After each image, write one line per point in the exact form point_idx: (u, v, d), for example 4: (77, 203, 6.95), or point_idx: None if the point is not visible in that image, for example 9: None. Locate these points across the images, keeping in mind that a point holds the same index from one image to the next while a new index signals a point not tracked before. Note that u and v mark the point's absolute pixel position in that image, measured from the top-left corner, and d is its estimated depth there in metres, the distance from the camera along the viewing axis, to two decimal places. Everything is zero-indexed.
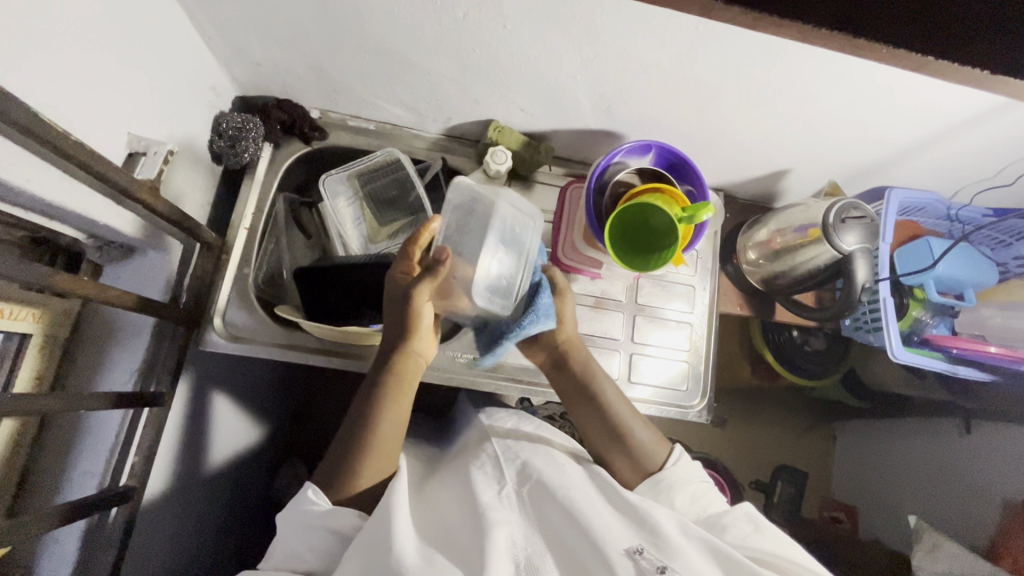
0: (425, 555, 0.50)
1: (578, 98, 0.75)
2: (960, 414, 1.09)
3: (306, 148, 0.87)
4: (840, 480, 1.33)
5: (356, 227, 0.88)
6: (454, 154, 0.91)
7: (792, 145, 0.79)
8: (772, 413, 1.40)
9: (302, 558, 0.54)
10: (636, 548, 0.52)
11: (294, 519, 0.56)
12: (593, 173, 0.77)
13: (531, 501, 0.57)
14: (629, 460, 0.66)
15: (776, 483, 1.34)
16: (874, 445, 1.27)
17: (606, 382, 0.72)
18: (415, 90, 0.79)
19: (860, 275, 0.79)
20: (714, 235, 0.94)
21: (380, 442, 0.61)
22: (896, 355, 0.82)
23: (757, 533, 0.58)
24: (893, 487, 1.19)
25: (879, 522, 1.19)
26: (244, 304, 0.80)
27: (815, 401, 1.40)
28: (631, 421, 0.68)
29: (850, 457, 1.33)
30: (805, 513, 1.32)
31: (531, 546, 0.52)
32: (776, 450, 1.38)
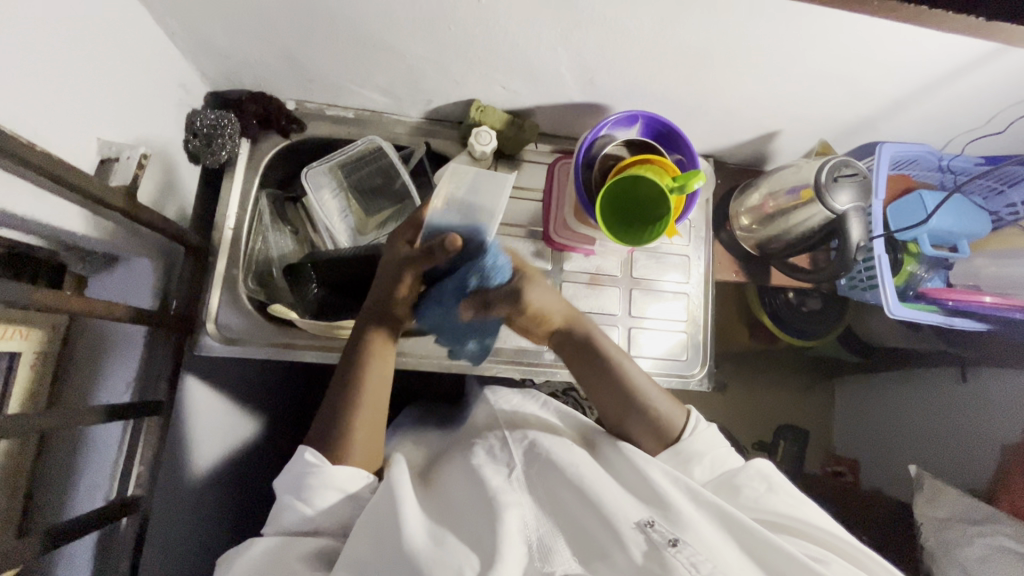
0: (435, 535, 0.51)
1: (560, 71, 0.73)
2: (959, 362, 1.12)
3: (285, 142, 0.85)
4: (841, 434, 1.37)
5: (343, 219, 0.86)
6: (437, 137, 0.88)
7: (782, 105, 0.78)
8: (772, 374, 1.42)
9: (309, 519, 0.55)
10: (647, 520, 0.52)
11: (298, 484, 0.55)
12: (580, 148, 0.75)
13: (541, 483, 0.58)
14: (652, 428, 0.65)
15: (778, 443, 1.37)
16: (877, 400, 1.30)
17: (617, 352, 0.69)
18: (392, 72, 0.76)
19: (854, 233, 0.77)
20: (706, 203, 0.93)
21: (370, 401, 0.61)
22: (893, 313, 0.80)
23: (769, 492, 0.59)
24: (893, 438, 1.24)
25: (880, 474, 1.24)
26: (236, 305, 0.78)
27: (814, 360, 1.42)
28: (651, 391, 0.66)
29: (849, 412, 1.36)
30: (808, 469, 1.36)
31: (542, 527, 0.53)
32: (777, 410, 1.40)
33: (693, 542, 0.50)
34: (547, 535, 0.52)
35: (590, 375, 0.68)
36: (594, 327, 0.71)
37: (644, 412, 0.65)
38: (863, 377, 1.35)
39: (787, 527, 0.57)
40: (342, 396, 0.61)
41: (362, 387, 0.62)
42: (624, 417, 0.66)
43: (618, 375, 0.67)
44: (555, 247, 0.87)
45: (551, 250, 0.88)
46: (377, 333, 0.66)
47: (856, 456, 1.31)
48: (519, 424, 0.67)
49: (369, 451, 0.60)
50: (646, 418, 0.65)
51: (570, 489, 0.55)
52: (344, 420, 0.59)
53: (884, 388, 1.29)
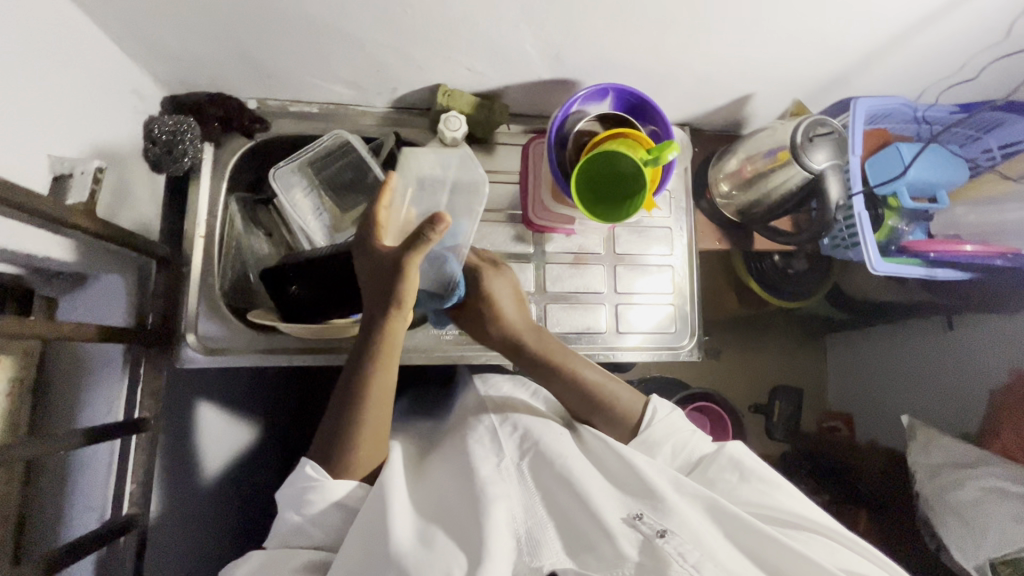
0: (425, 528, 0.52)
1: (525, 48, 0.71)
2: (943, 312, 1.18)
3: (250, 143, 0.82)
4: (835, 391, 1.42)
5: (318, 218, 0.84)
6: (406, 126, 0.86)
7: (753, 67, 0.76)
8: (766, 337, 1.43)
9: (309, 533, 0.55)
10: (634, 514, 0.53)
11: (298, 500, 0.55)
12: (552, 126, 0.74)
13: (531, 473, 0.58)
14: (612, 421, 0.67)
15: (774, 404, 1.39)
16: (867, 356, 1.35)
17: (567, 355, 0.73)
18: (352, 62, 0.74)
19: (833, 193, 0.77)
20: (684, 172, 0.92)
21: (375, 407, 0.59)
22: (876, 269, 0.80)
23: (743, 482, 0.59)
24: (886, 390, 1.30)
25: (875, 425, 1.31)
26: (215, 314, 0.76)
27: (805, 320, 1.44)
28: (604, 385, 0.69)
29: (841, 369, 1.41)
30: (805, 426, 1.41)
31: (531, 520, 0.53)
32: (773, 371, 1.42)
33: (679, 530, 0.50)
34: (536, 527, 0.53)
35: (547, 378, 0.72)
36: (545, 333, 0.75)
37: (600, 406, 0.68)
38: (853, 334, 1.39)
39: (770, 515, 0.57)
40: (348, 402, 0.60)
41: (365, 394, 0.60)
42: (588, 415, 0.69)
43: (569, 375, 0.71)
44: (536, 230, 0.86)
45: (531, 233, 0.87)
46: (382, 335, 0.61)
47: (850, 411, 1.38)
48: (506, 410, 0.67)
49: (376, 454, 0.60)
50: (603, 412, 0.68)
51: (558, 482, 0.56)
52: (349, 431, 0.58)
53: (875, 342, 1.33)
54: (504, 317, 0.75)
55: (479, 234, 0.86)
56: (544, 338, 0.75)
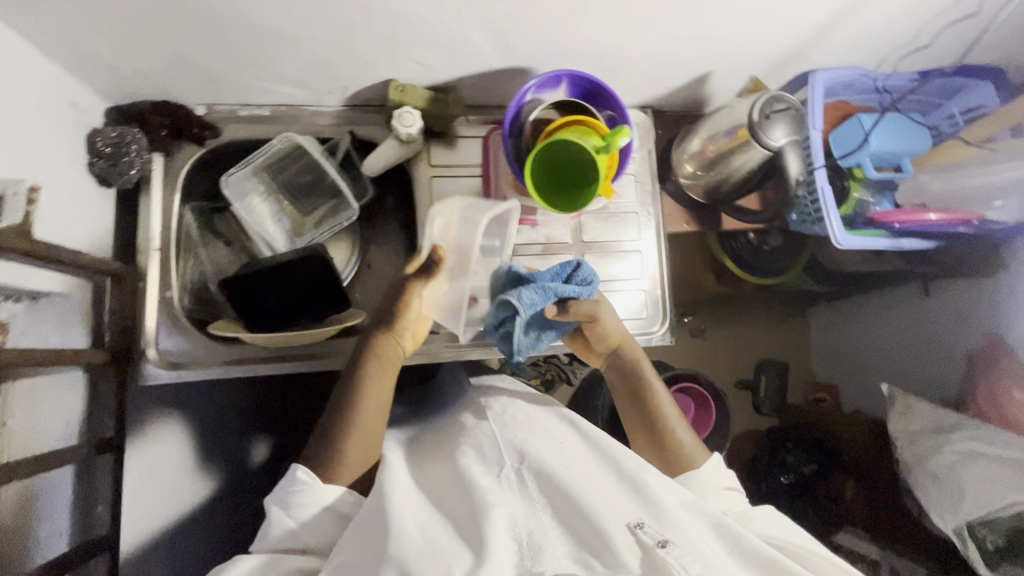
0: (424, 536, 0.52)
1: (473, 38, 0.69)
2: (920, 278, 1.18)
3: (202, 151, 0.80)
4: (821, 361, 1.41)
5: (278, 223, 0.83)
6: (362, 124, 0.84)
7: (707, 45, 0.75)
8: (750, 313, 1.43)
9: (297, 536, 0.57)
10: (637, 521, 0.52)
11: (286, 499, 0.59)
12: (506, 117, 0.72)
13: (531, 479, 0.58)
14: (668, 456, 0.69)
15: (761, 378, 1.40)
16: (848, 327, 1.35)
17: (656, 386, 0.74)
18: (296, 61, 0.72)
19: (793, 169, 0.77)
20: (649, 155, 0.91)
21: (364, 411, 0.66)
22: (839, 242, 0.79)
23: (780, 528, 0.62)
24: (866, 360, 1.29)
25: (858, 395, 1.31)
26: (175, 328, 0.74)
27: (788, 295, 1.44)
28: (676, 424, 0.71)
29: (824, 339, 1.41)
30: (791, 399, 1.41)
31: (531, 524, 0.53)
32: (759, 346, 1.43)
33: (681, 541, 0.51)
34: (536, 531, 0.52)
35: (626, 401, 0.75)
36: (643, 357, 0.76)
37: (664, 440, 0.70)
38: (836, 305, 1.39)
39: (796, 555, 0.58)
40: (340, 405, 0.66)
41: (359, 400, 0.66)
42: (653, 442, 0.71)
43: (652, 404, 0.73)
44: None
45: None
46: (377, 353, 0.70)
47: (834, 380, 1.38)
48: (508, 415, 0.67)
49: (368, 461, 0.65)
50: (664, 444, 0.70)
51: (556, 490, 0.55)
52: (341, 432, 0.64)
53: (854, 313, 1.34)
54: (611, 330, 0.75)
55: None
56: (640, 362, 0.76)
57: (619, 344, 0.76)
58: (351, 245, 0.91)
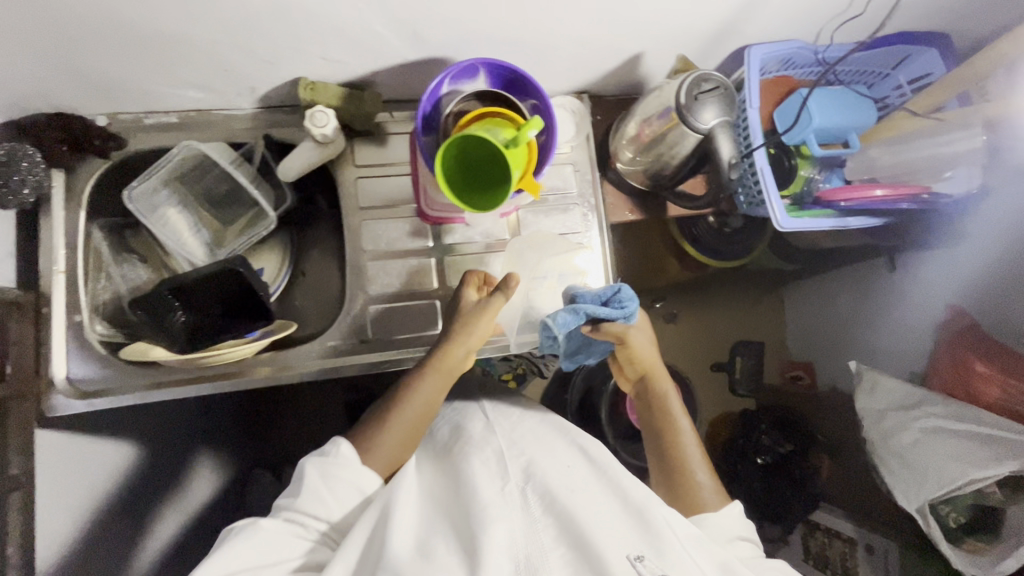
0: (422, 552, 0.53)
1: (377, 30, 0.65)
2: (886, 252, 1.19)
3: (108, 164, 0.76)
4: (795, 339, 1.40)
5: (196, 235, 0.79)
6: (279, 126, 0.80)
7: (632, 24, 0.71)
8: (722, 294, 1.41)
9: (325, 506, 0.59)
10: (637, 555, 0.52)
11: (326, 468, 0.61)
12: (420, 108, 0.68)
13: (533, 500, 0.57)
14: (683, 495, 0.71)
15: (736, 359, 1.37)
16: (819, 303, 1.34)
17: (682, 422, 0.76)
18: (192, 64, 0.67)
19: (725, 153, 0.72)
20: (587, 143, 0.87)
21: (411, 409, 0.68)
22: (782, 225, 0.76)
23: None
24: (835, 336, 1.29)
25: (835, 372, 1.28)
26: (87, 354, 0.71)
27: (761, 274, 1.41)
28: (696, 464, 0.73)
29: (797, 318, 1.39)
30: (768, 379, 1.40)
31: (529, 547, 0.53)
32: (732, 328, 1.41)
33: None
34: (536, 552, 0.52)
35: (652, 430, 0.77)
36: (672, 391, 0.78)
37: (683, 477, 0.72)
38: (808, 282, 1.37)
39: None
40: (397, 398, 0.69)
41: (412, 395, 0.69)
42: (671, 476, 0.73)
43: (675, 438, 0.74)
44: (433, 221, 0.81)
45: (429, 226, 0.82)
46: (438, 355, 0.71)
47: (810, 358, 1.35)
48: (515, 437, 0.68)
49: (401, 454, 0.68)
50: (683, 482, 0.71)
51: (557, 514, 0.55)
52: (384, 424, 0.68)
53: (823, 290, 1.33)
54: (642, 357, 0.77)
55: (374, 234, 0.81)
56: (669, 395, 0.78)
57: (652, 373, 0.78)
58: (283, 253, 0.88)
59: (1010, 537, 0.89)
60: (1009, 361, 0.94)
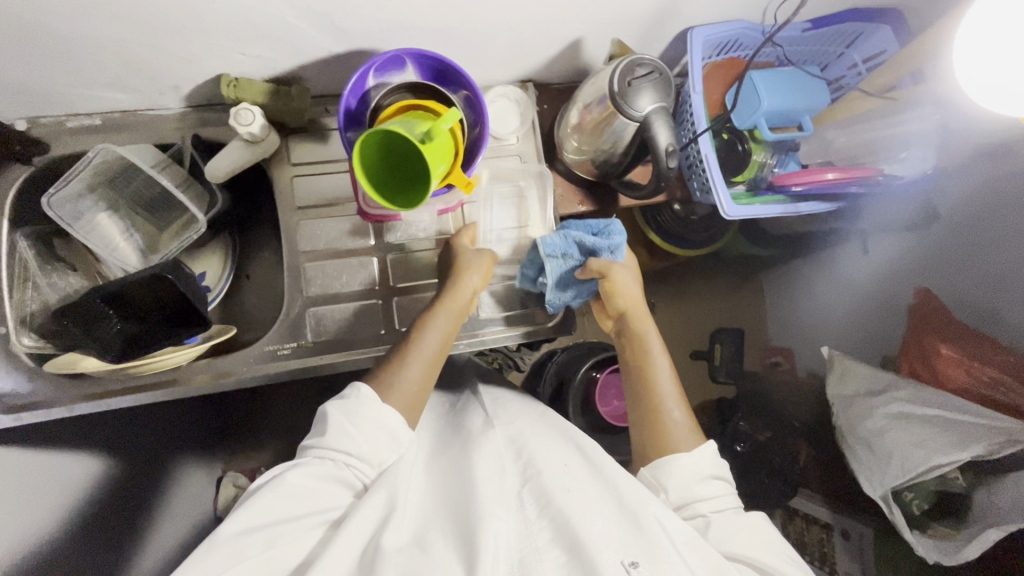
0: (420, 545, 0.53)
1: (291, 23, 0.62)
2: (857, 235, 1.16)
3: (31, 169, 0.72)
4: (774, 326, 1.38)
5: (129, 240, 0.77)
6: (209, 125, 0.77)
7: (563, 9, 0.68)
8: (699, 284, 1.39)
9: (353, 449, 0.58)
10: (631, 561, 0.52)
11: (349, 408, 0.60)
12: (342, 100, 0.65)
13: (530, 503, 0.58)
14: (654, 435, 0.69)
15: (715, 347, 1.31)
16: (798, 289, 1.32)
17: (660, 360, 0.74)
18: (102, 64, 0.64)
19: (662, 140, 0.68)
20: (533, 132, 0.85)
21: (424, 350, 0.66)
22: (729, 214, 0.74)
23: (785, 564, 0.60)
24: (816, 322, 1.28)
25: (812, 356, 1.28)
26: (16, 366, 0.70)
27: (740, 260, 1.39)
28: (671, 404, 0.71)
29: (776, 303, 1.38)
30: (748, 365, 1.38)
31: (523, 551, 0.53)
32: (709, 317, 1.39)
33: None
34: (531, 553, 0.53)
35: (629, 366, 0.75)
36: (651, 330, 0.75)
37: (655, 416, 0.70)
38: (786, 267, 1.35)
39: None
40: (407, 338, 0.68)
41: (421, 341, 0.67)
42: (644, 414, 0.71)
43: (650, 378, 0.72)
44: (373, 220, 0.78)
45: (370, 224, 0.80)
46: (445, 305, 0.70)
47: (788, 344, 1.34)
48: (517, 434, 0.68)
49: (417, 398, 0.65)
50: (655, 421, 0.70)
51: (553, 518, 0.55)
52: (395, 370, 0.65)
53: (803, 276, 1.31)
54: (626, 296, 0.75)
55: (312, 233, 0.79)
56: (647, 335, 0.75)
57: (632, 313, 0.76)
58: (224, 255, 0.86)
59: (975, 521, 0.87)
60: (972, 339, 0.93)
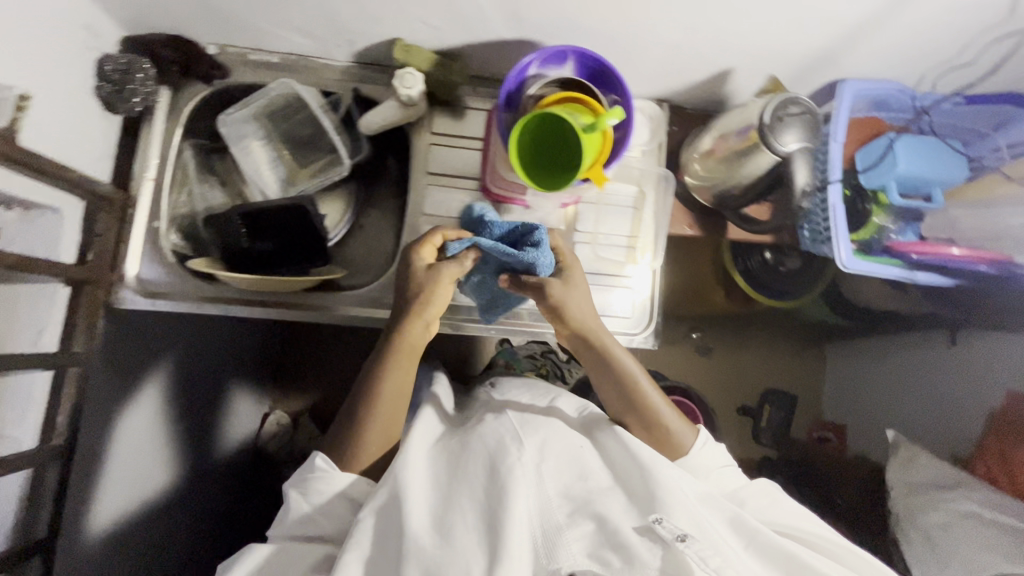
0: (443, 531, 0.53)
1: (479, 4, 0.67)
2: (948, 326, 1.11)
3: (208, 90, 0.82)
4: (829, 399, 1.33)
5: (274, 169, 0.84)
6: (368, 83, 0.84)
7: (726, 38, 0.71)
8: (761, 339, 1.36)
9: (316, 521, 0.58)
10: (655, 518, 0.54)
11: (305, 486, 0.60)
12: (502, 90, 0.71)
13: (547, 476, 0.57)
14: (657, 440, 0.66)
15: (764, 408, 1.35)
16: (863, 365, 1.28)
17: (633, 368, 0.68)
18: (303, 9, 0.71)
19: (798, 178, 0.74)
20: (657, 149, 0.87)
21: (384, 407, 0.65)
22: (846, 267, 0.74)
23: (773, 505, 0.64)
24: (880, 402, 1.22)
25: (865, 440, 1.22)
26: (159, 258, 0.77)
27: (802, 324, 1.36)
28: (659, 406, 0.67)
29: (837, 379, 1.33)
30: (794, 434, 1.34)
31: (549, 520, 0.54)
32: (765, 374, 1.36)
33: (701, 537, 0.53)
34: (554, 528, 0.53)
35: (600, 381, 0.69)
36: (609, 337, 0.70)
37: (650, 426, 0.66)
38: (855, 344, 1.31)
39: (797, 534, 0.62)
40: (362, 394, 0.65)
41: (382, 392, 0.65)
42: (632, 426, 0.67)
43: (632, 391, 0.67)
44: (493, 199, 0.83)
45: (489, 202, 0.84)
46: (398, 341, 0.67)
47: (843, 421, 1.29)
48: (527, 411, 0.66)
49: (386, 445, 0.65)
50: (652, 433, 0.66)
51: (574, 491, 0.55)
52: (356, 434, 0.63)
53: (874, 354, 1.27)
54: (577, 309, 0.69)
55: (434, 201, 0.83)
56: (608, 344, 0.69)
57: (588, 325, 0.69)
58: (346, 203, 0.92)
59: None
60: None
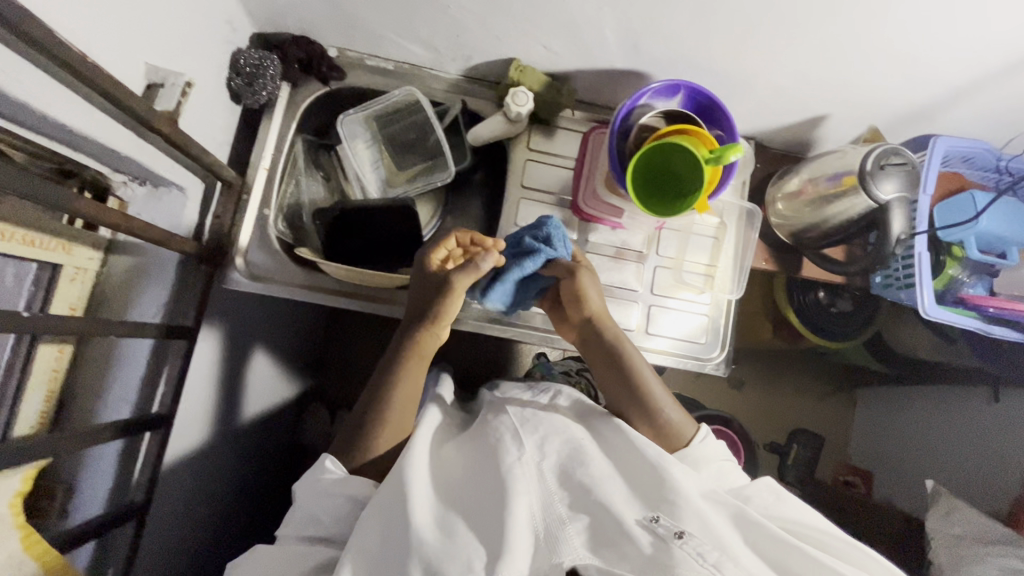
0: (444, 526, 0.52)
1: (604, 34, 0.71)
2: (990, 382, 1.11)
3: (325, 90, 0.85)
4: (858, 445, 1.34)
5: (375, 169, 0.88)
6: (474, 96, 0.88)
7: (831, 86, 0.75)
8: (795, 377, 1.38)
9: (321, 522, 0.57)
10: (650, 517, 0.53)
11: (314, 486, 0.59)
12: (616, 117, 0.73)
13: (552, 475, 0.57)
14: (658, 432, 0.68)
15: (793, 445, 1.34)
16: (895, 416, 1.28)
17: (640, 362, 0.71)
18: (433, 24, 0.76)
19: (895, 225, 0.77)
20: (742, 185, 0.90)
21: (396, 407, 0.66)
22: (927, 314, 0.77)
23: (777, 501, 0.60)
24: (919, 453, 1.19)
25: (896, 488, 1.23)
26: (264, 244, 0.80)
27: (835, 366, 1.37)
28: (661, 398, 0.69)
29: (868, 425, 1.33)
30: (818, 475, 1.34)
31: (553, 516, 0.53)
32: (792, 414, 1.37)
33: (698, 532, 0.52)
34: (556, 522, 0.53)
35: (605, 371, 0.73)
36: (621, 331, 0.73)
37: (652, 416, 0.68)
38: (891, 389, 1.30)
39: (805, 532, 0.58)
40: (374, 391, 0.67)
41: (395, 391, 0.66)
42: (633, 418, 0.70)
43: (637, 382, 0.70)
44: (584, 218, 0.85)
45: (579, 220, 0.87)
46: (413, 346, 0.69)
47: (870, 467, 1.30)
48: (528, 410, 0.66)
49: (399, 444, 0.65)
50: (654, 425, 0.68)
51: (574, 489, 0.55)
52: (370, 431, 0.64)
53: (906, 404, 1.26)
54: (592, 299, 0.72)
55: (524, 214, 0.86)
56: (620, 337, 0.73)
57: (600, 317, 0.73)
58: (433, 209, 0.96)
59: None
60: None
